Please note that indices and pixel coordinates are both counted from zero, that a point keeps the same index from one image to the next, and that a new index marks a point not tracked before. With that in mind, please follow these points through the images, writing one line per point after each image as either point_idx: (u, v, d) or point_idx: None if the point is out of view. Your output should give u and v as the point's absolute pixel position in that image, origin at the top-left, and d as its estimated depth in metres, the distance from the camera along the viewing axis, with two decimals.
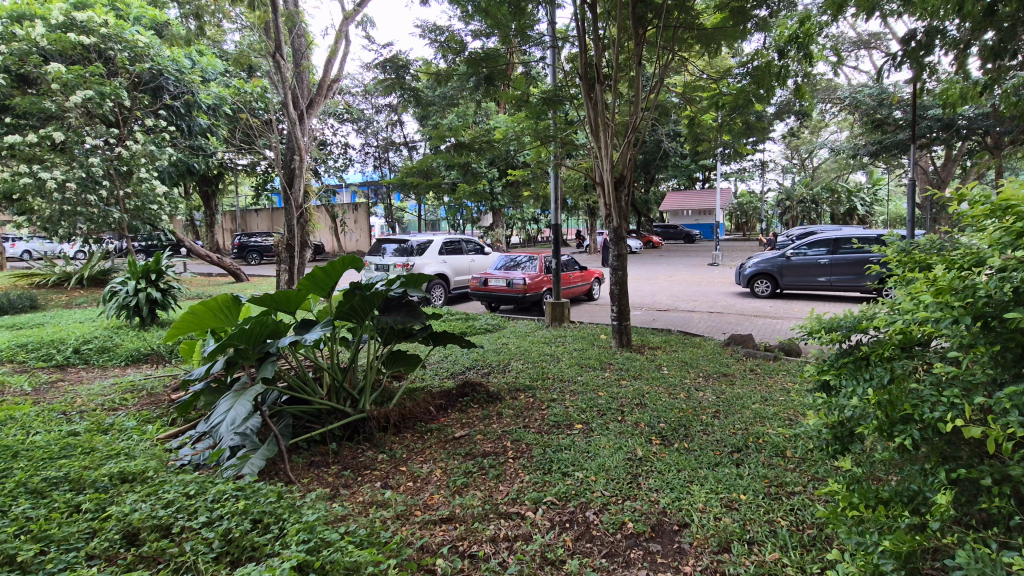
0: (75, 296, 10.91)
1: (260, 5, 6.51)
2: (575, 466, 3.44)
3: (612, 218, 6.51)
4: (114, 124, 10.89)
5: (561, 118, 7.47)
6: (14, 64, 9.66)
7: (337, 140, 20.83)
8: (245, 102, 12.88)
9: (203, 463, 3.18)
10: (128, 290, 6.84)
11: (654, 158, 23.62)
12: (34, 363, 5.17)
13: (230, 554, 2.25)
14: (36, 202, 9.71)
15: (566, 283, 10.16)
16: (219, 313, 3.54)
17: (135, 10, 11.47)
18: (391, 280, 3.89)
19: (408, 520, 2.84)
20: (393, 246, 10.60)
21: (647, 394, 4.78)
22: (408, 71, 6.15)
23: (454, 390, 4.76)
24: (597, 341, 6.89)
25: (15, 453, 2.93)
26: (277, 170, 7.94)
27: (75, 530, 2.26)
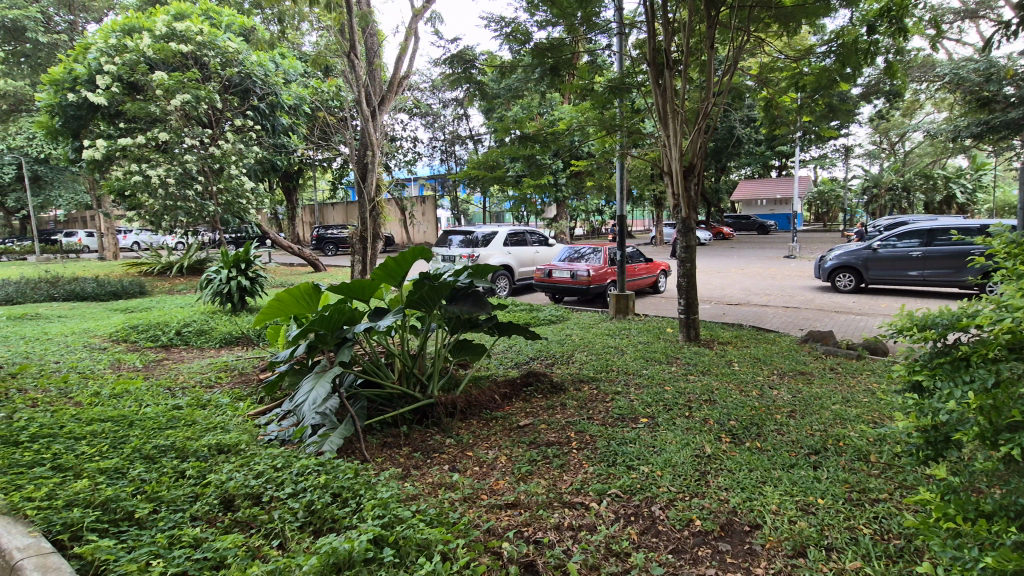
0: (176, 283, 12.01)
1: (336, 6, 6.82)
2: (640, 459, 3.40)
3: (681, 210, 6.32)
4: (208, 125, 11.83)
5: (627, 107, 7.31)
6: (126, 74, 10.71)
7: (407, 135, 21.45)
8: (323, 101, 13.52)
9: (288, 439, 3.43)
10: (221, 278, 7.41)
11: (727, 145, 22.55)
12: (144, 343, 5.75)
13: (313, 524, 2.41)
14: (144, 198, 10.74)
15: (631, 275, 9.97)
16: (301, 299, 3.77)
17: (226, 18, 12.34)
18: (459, 270, 3.98)
19: (475, 503, 2.93)
20: (459, 238, 10.84)
21: (716, 390, 4.63)
22: (475, 64, 6.20)
23: (519, 380, 4.83)
24: (664, 335, 6.73)
25: (131, 422, 3.28)
26: (352, 166, 8.29)
27: (182, 493, 2.50)
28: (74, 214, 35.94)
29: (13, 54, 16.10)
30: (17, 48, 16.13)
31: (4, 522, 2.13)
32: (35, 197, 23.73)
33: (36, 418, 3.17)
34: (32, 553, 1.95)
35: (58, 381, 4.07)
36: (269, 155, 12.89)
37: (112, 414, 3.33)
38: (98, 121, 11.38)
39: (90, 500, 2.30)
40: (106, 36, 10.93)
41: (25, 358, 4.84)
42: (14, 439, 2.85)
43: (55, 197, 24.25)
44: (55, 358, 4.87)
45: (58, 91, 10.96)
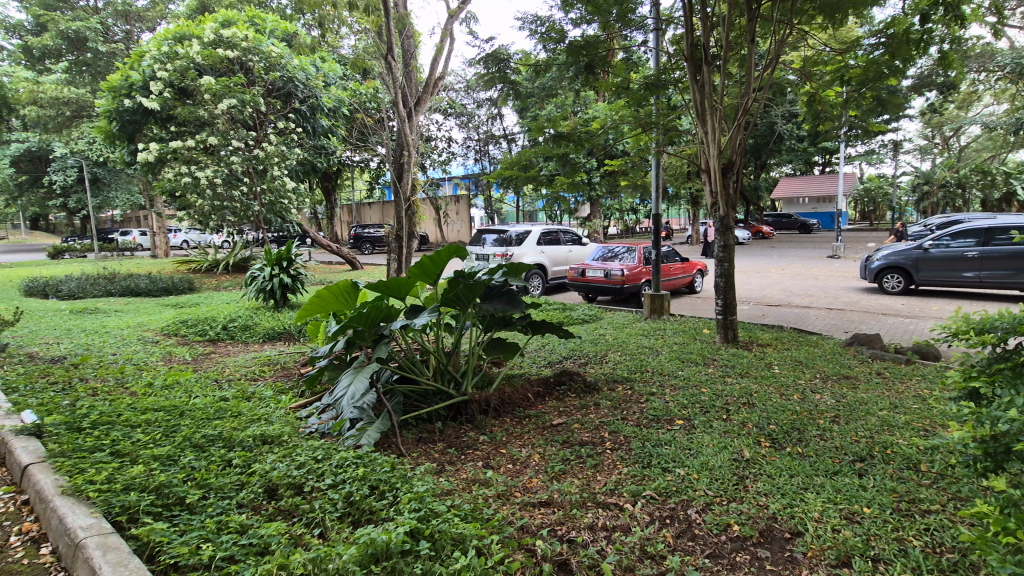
0: (222, 280, 12.48)
1: (374, 9, 6.95)
2: (675, 462, 3.35)
3: (719, 208, 6.19)
4: (253, 127, 12.27)
5: (663, 104, 7.20)
6: (177, 79, 11.21)
7: (442, 135, 21.68)
8: (361, 103, 13.82)
9: (327, 433, 3.52)
10: (264, 275, 7.67)
11: (767, 141, 21.91)
12: (194, 337, 6.01)
13: (352, 515, 2.48)
14: (193, 198, 11.22)
15: (667, 275, 9.80)
16: (340, 296, 3.87)
17: (270, 24, 12.74)
18: (494, 269, 4.00)
19: (508, 500, 2.94)
20: (493, 237, 10.89)
21: (755, 393, 4.51)
22: (509, 64, 6.20)
23: (552, 379, 4.83)
24: (700, 336, 6.59)
25: (182, 412, 3.44)
26: (388, 166, 8.45)
27: (229, 481, 2.61)
28: (129, 215, 37.91)
29: (76, 64, 17.06)
30: (79, 57, 17.12)
31: (68, 503, 2.27)
32: (95, 198, 25.14)
33: (96, 406, 3.36)
34: (94, 532, 2.08)
35: (115, 371, 4.30)
36: (309, 157, 13.25)
37: (165, 404, 3.50)
38: (151, 125, 11.95)
39: (144, 484, 2.42)
40: (159, 44, 11.46)
41: (86, 349, 5.12)
42: (77, 425, 3.03)
43: (113, 198, 25.64)
44: (112, 350, 5.14)
45: (116, 97, 11.57)
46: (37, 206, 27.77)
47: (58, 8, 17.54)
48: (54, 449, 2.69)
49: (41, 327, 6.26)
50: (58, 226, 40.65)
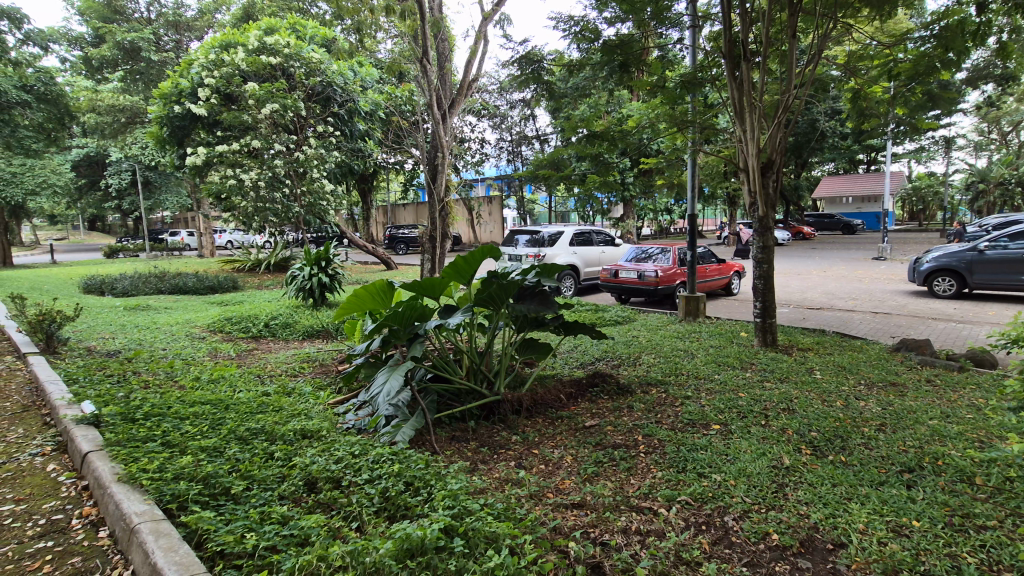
0: (264, 279, 12.90)
1: (410, 14, 7.06)
2: (712, 467, 3.28)
3: (758, 208, 6.03)
4: (294, 131, 12.65)
5: (700, 102, 7.07)
6: (223, 85, 11.67)
7: (475, 136, 21.84)
8: (396, 106, 14.04)
9: (364, 429, 3.60)
10: (304, 275, 7.90)
11: (809, 139, 21.21)
12: (237, 334, 6.24)
13: (388, 509, 2.53)
14: (237, 200, 11.66)
15: (702, 276, 9.60)
16: (377, 295, 3.95)
17: (310, 30, 13.11)
18: (527, 269, 4.01)
19: (541, 501, 2.94)
20: (525, 237, 10.91)
21: (795, 399, 4.38)
22: (543, 64, 6.19)
23: (585, 380, 4.80)
24: (737, 339, 6.44)
25: (227, 405, 3.59)
26: (423, 168, 8.56)
27: (271, 473, 2.69)
28: (178, 216, 39.65)
29: (130, 73, 17.95)
30: (133, 66, 18.00)
31: (124, 490, 2.39)
32: (147, 200, 26.39)
33: (148, 398, 3.52)
34: (147, 519, 2.18)
35: (165, 365, 4.51)
36: (346, 159, 13.56)
37: (211, 397, 3.66)
38: (199, 130, 12.47)
39: (193, 474, 2.53)
40: (206, 52, 11.93)
41: (139, 344, 5.39)
42: (131, 416, 3.19)
43: (164, 200, 26.88)
44: (163, 345, 5.39)
45: (167, 103, 12.10)
46: (93, 208, 29.32)
47: (115, 20, 18.50)
48: (110, 438, 2.83)
49: (98, 322, 6.62)
50: (113, 227, 42.82)
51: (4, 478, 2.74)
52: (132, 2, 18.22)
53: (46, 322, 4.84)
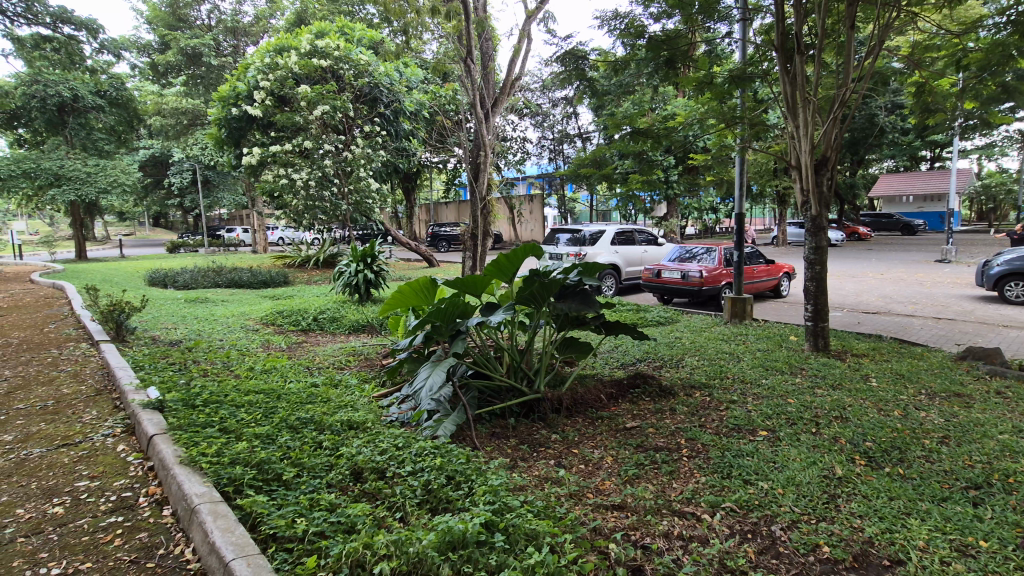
0: (313, 274, 13.37)
1: (455, 14, 7.14)
2: (759, 474, 3.18)
3: (811, 208, 5.79)
4: (342, 132, 13.03)
5: (749, 97, 6.85)
6: (277, 88, 12.13)
7: (517, 135, 21.88)
8: (440, 105, 14.25)
9: (407, 422, 3.68)
10: (351, 271, 8.14)
11: (866, 135, 20.19)
12: (288, 326, 6.50)
13: (430, 502, 2.57)
14: (289, 198, 12.11)
15: (750, 277, 9.30)
16: (420, 291, 4.02)
17: (358, 33, 13.44)
18: (569, 268, 3.99)
19: (581, 501, 2.92)
20: (567, 236, 10.84)
21: (849, 407, 4.19)
22: (586, 61, 6.13)
23: (626, 381, 4.74)
24: (787, 343, 6.21)
25: (279, 395, 3.74)
26: (465, 166, 8.63)
27: (320, 461, 2.79)
28: (234, 213, 41.60)
29: (192, 77, 18.92)
30: (195, 71, 18.96)
31: (185, 472, 2.53)
32: (206, 198, 27.80)
33: (207, 386, 3.72)
34: (206, 500, 2.30)
35: (222, 355, 4.74)
36: (392, 159, 13.85)
37: (265, 387, 3.82)
38: (254, 131, 13.01)
39: (247, 460, 2.64)
40: (262, 56, 12.42)
41: (199, 335, 5.69)
42: (191, 403, 3.37)
43: (221, 197, 28.22)
44: (220, 336, 5.68)
45: (225, 106, 12.66)
46: (158, 205, 31.13)
47: (179, 27, 19.53)
48: (173, 422, 3.00)
49: (161, 313, 7.03)
50: (175, 223, 45.34)
51: (81, 456, 2.95)
52: (194, 11, 19.19)
53: (116, 312, 5.19)
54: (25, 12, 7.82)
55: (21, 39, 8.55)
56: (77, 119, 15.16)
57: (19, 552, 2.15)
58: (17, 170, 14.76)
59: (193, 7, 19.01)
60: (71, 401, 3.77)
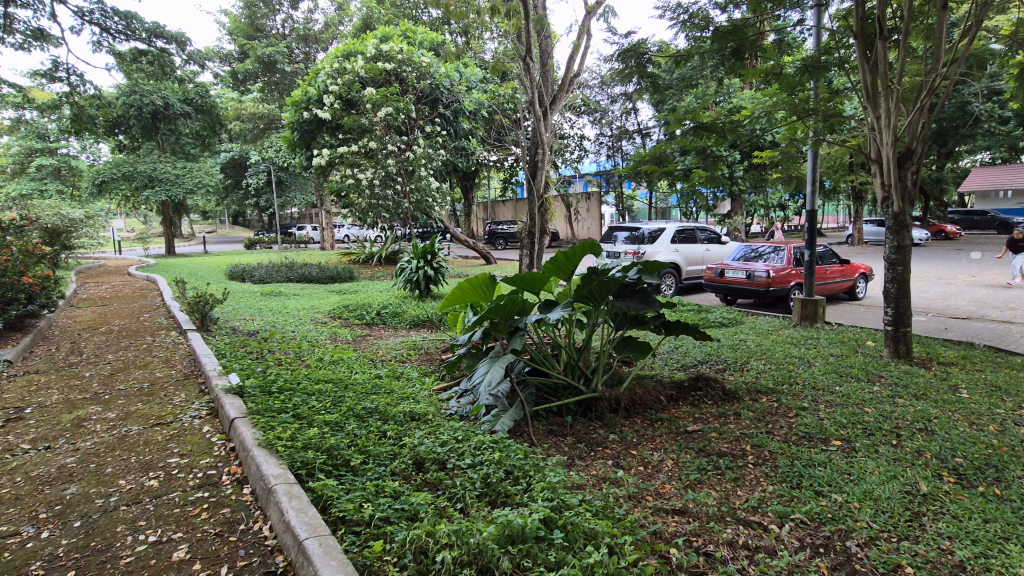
0: (376, 271, 13.86)
1: (515, 12, 7.15)
2: (832, 486, 3.00)
3: (893, 205, 5.40)
4: (405, 133, 13.41)
5: (824, 88, 6.45)
6: (345, 91, 12.65)
7: (575, 133, 21.72)
8: (499, 104, 14.35)
9: (466, 416, 3.75)
10: (412, 267, 8.35)
11: (957, 125, 18.58)
12: (354, 320, 6.77)
13: (489, 495, 2.61)
14: (355, 197, 12.63)
15: (822, 278, 8.79)
16: (479, 289, 4.08)
17: (420, 35, 13.80)
18: (628, 266, 3.90)
19: (640, 503, 2.86)
20: (625, 234, 10.64)
21: (934, 419, 3.87)
22: (648, 56, 5.97)
23: (687, 383, 4.60)
24: (862, 348, 5.83)
25: (347, 385, 3.91)
26: (523, 164, 8.63)
27: (384, 450, 2.88)
28: (305, 212, 43.80)
29: (268, 84, 20.08)
30: (270, 77, 20.11)
31: (263, 454, 2.70)
32: (279, 197, 29.44)
33: (281, 374, 3.95)
34: (281, 481, 2.44)
35: (295, 346, 5.01)
36: (451, 158, 14.11)
37: (334, 377, 4.01)
38: (323, 134, 13.61)
39: (318, 445, 2.78)
40: (331, 62, 12.98)
41: (273, 326, 6.04)
42: (268, 389, 3.59)
43: (293, 197, 29.81)
44: (292, 328, 6.00)
45: (297, 110, 13.32)
46: (237, 205, 33.27)
47: (256, 37, 20.74)
48: (252, 407, 3.21)
49: (241, 305, 7.51)
50: (251, 222, 48.37)
51: (173, 434, 3.22)
52: (270, 21, 20.34)
53: (202, 303, 5.59)
54: (124, 29, 8.54)
55: (122, 54, 9.36)
56: (168, 125, 16.42)
57: (122, 519, 2.37)
58: (119, 172, 16.63)
59: (269, 17, 20.13)
60: (164, 383, 4.11)
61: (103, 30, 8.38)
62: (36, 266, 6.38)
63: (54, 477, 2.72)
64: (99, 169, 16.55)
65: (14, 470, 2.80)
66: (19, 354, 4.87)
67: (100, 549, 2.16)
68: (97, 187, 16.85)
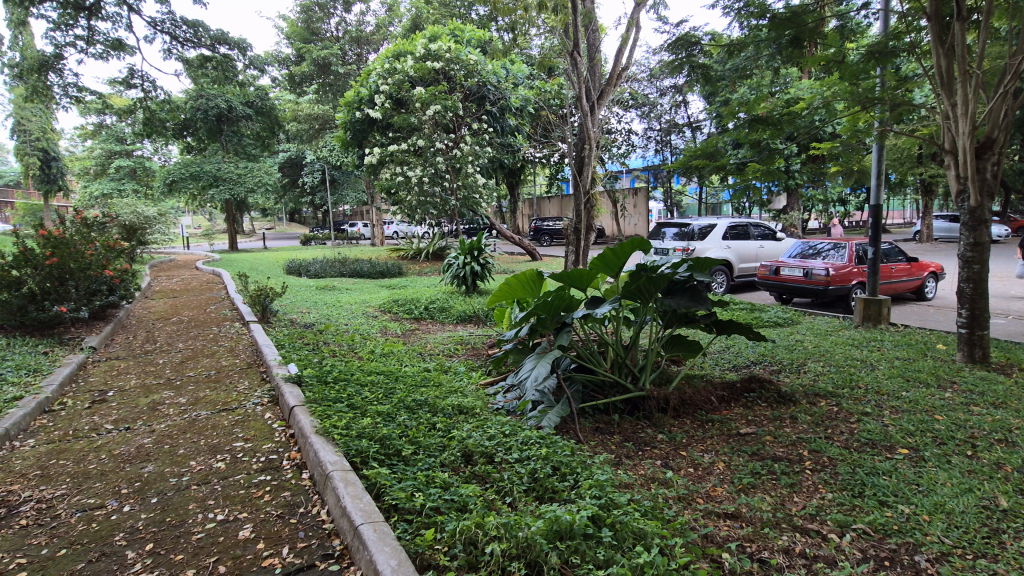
0: (424, 266, 14.12)
1: (562, 7, 7.09)
2: (898, 497, 2.84)
3: (969, 198, 5.03)
4: (452, 130, 13.58)
5: (892, 75, 6.07)
6: (395, 91, 12.92)
7: (622, 127, 21.38)
8: (546, 100, 14.30)
9: (512, 410, 3.77)
10: (459, 263, 8.46)
11: None
12: (403, 314, 6.94)
13: (536, 490, 2.62)
14: (404, 194, 12.92)
15: (888, 276, 8.30)
16: (526, 284, 4.08)
17: (468, 34, 13.92)
18: (678, 263, 3.79)
19: (690, 505, 2.80)
20: (673, 230, 10.39)
21: (1016, 429, 3.58)
22: (699, 47, 5.80)
23: (740, 383, 4.46)
24: (933, 352, 5.47)
25: (398, 377, 4.02)
26: (569, 160, 8.55)
27: (434, 442, 2.95)
28: (358, 210, 45.14)
29: (323, 85, 20.78)
30: (324, 79, 20.79)
31: (320, 441, 2.81)
32: (333, 195, 30.47)
33: (337, 365, 4.11)
34: (338, 468, 2.54)
35: (348, 338, 5.19)
36: (497, 154, 14.19)
37: (385, 369, 4.13)
38: (374, 133, 13.97)
39: (372, 435, 2.87)
40: (382, 62, 13.28)
41: (329, 319, 6.28)
42: (324, 379, 3.74)
43: (345, 195, 30.77)
44: (346, 321, 6.22)
45: (350, 110, 13.70)
46: (293, 203, 34.68)
47: (312, 40, 21.52)
48: (309, 397, 3.35)
49: (298, 299, 7.83)
50: (307, 219, 50.43)
51: (238, 419, 3.40)
52: (325, 24, 21.01)
53: (263, 297, 5.89)
54: (192, 37, 9.04)
55: (189, 60, 9.92)
56: (231, 127, 17.26)
57: (193, 497, 2.52)
58: (187, 172, 17.66)
59: (324, 21, 20.85)
60: (229, 371, 4.36)
61: (172, 38, 8.91)
62: (116, 260, 6.86)
63: (134, 456, 2.93)
64: (170, 170, 17.64)
65: (98, 448, 3.03)
66: (102, 342, 5.27)
67: (174, 525, 2.31)
68: (168, 186, 17.95)
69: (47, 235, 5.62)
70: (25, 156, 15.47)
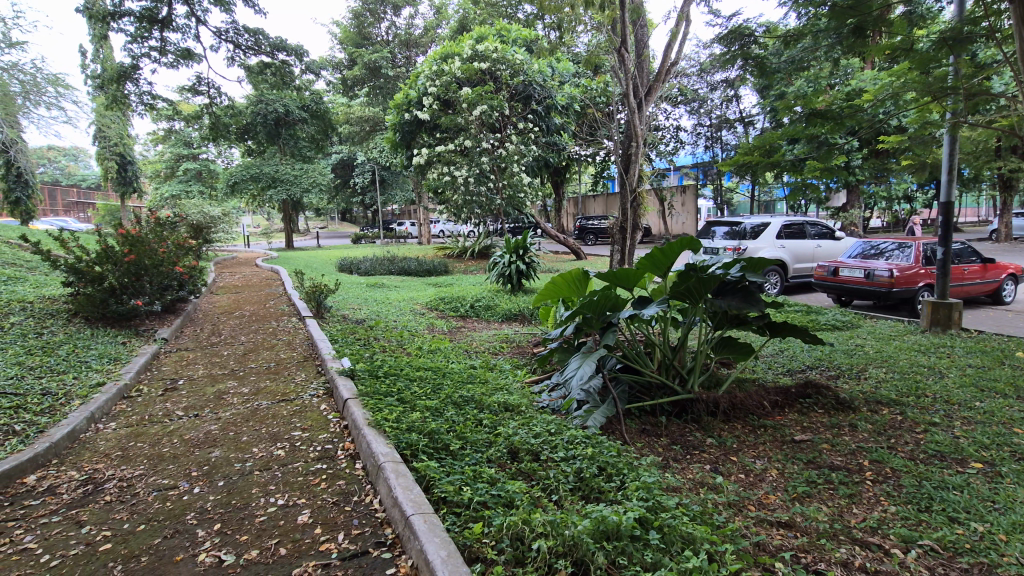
0: (470, 264, 14.31)
1: (610, 4, 7.03)
2: (970, 514, 2.66)
3: None
4: (498, 130, 13.67)
5: (967, 62, 5.66)
6: (442, 92, 13.14)
7: (670, 124, 20.92)
8: (591, 98, 14.18)
9: (557, 409, 3.78)
10: (505, 262, 8.52)
11: None
12: (449, 312, 7.05)
13: (582, 489, 2.62)
14: (450, 193, 13.12)
15: (960, 278, 7.75)
16: (571, 283, 4.06)
17: (514, 33, 13.98)
18: (730, 262, 3.67)
19: (741, 512, 2.73)
20: (724, 229, 10.07)
21: None
22: (754, 37, 5.61)
23: (795, 388, 4.28)
24: (1010, 360, 5.08)
25: (445, 373, 4.10)
26: (616, 158, 8.44)
27: (480, 437, 2.99)
28: (406, 209, 46.21)
29: (374, 88, 21.36)
30: (375, 82, 21.37)
31: (373, 433, 2.91)
32: (382, 195, 31.32)
33: (387, 360, 4.24)
34: (389, 460, 2.62)
35: (397, 334, 5.34)
36: (543, 153, 14.19)
37: (433, 365, 4.22)
38: (422, 134, 14.26)
39: (421, 429, 2.95)
40: (430, 64, 13.50)
41: (379, 316, 6.46)
42: (375, 373, 3.87)
43: (394, 195, 31.52)
44: (395, 318, 6.39)
45: (399, 112, 14.02)
46: (344, 203, 35.85)
47: (364, 45, 22.15)
48: (362, 390, 3.47)
49: (350, 296, 8.10)
50: (357, 218, 52.09)
51: (296, 410, 3.56)
52: (376, 28, 21.58)
53: (317, 293, 6.12)
54: (253, 44, 9.48)
55: (251, 66, 10.41)
56: (288, 130, 18.02)
57: (255, 482, 2.66)
58: (247, 174, 18.57)
59: (375, 25, 21.39)
60: (287, 364, 4.57)
61: (236, 47, 9.38)
62: (186, 257, 7.32)
63: (202, 442, 3.12)
64: (232, 171, 18.62)
65: (171, 433, 3.25)
66: (173, 334, 5.64)
67: (239, 507, 2.46)
68: (230, 187, 18.93)
69: (125, 234, 6.05)
70: (105, 160, 16.76)
